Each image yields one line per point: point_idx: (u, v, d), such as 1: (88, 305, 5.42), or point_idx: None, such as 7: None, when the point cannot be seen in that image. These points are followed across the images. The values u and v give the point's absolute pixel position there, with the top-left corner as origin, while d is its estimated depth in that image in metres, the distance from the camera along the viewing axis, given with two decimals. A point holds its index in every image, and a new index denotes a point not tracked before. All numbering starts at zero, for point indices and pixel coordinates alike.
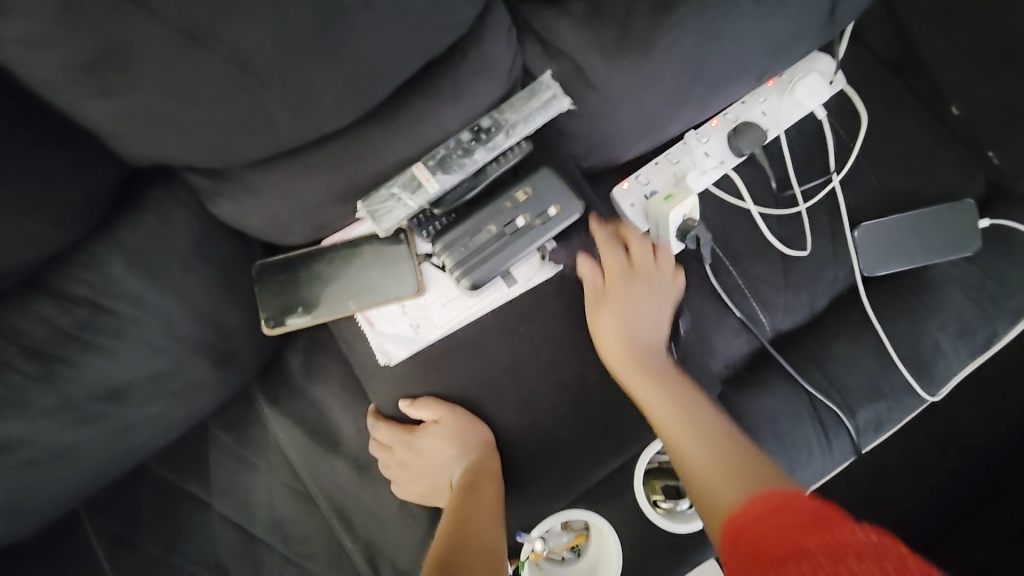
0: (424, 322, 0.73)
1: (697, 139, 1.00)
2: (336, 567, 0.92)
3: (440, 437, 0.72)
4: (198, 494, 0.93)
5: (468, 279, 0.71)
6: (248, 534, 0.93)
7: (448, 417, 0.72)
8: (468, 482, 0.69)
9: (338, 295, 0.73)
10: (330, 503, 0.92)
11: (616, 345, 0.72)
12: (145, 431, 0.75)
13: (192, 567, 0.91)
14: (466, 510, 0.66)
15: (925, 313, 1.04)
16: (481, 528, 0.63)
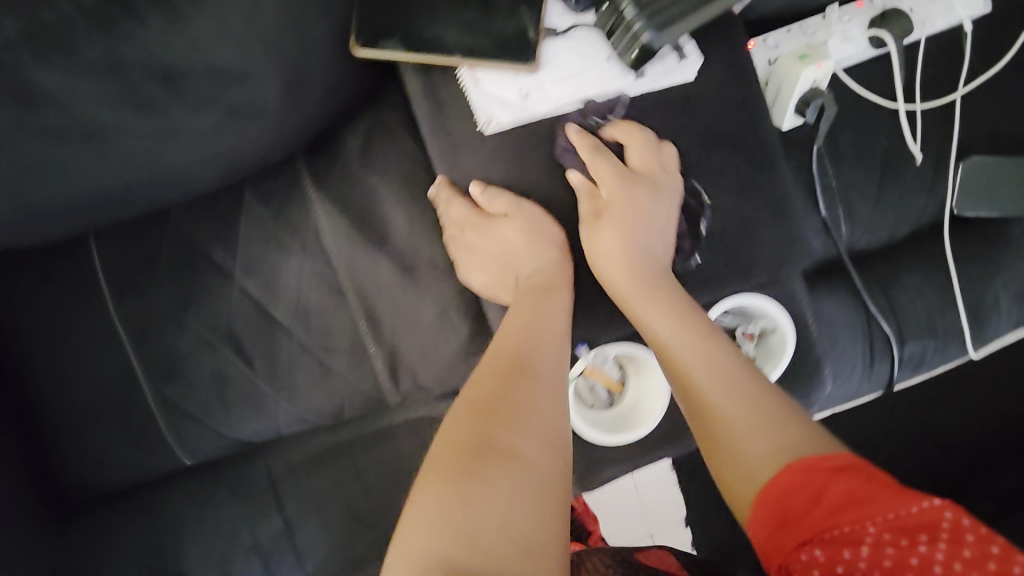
0: (536, 92, 0.63)
1: (839, 17, 0.88)
2: (353, 367, 0.87)
3: (510, 232, 0.64)
4: (221, 260, 0.86)
5: (635, 45, 0.60)
6: (266, 314, 0.87)
7: (517, 212, 0.64)
8: (534, 282, 0.63)
9: (445, 34, 0.62)
10: (359, 303, 0.86)
11: (622, 278, 0.62)
12: (186, 144, 0.66)
13: (204, 331, 0.85)
14: (528, 313, 0.61)
15: (998, 266, 1.00)
16: (535, 332, 0.59)
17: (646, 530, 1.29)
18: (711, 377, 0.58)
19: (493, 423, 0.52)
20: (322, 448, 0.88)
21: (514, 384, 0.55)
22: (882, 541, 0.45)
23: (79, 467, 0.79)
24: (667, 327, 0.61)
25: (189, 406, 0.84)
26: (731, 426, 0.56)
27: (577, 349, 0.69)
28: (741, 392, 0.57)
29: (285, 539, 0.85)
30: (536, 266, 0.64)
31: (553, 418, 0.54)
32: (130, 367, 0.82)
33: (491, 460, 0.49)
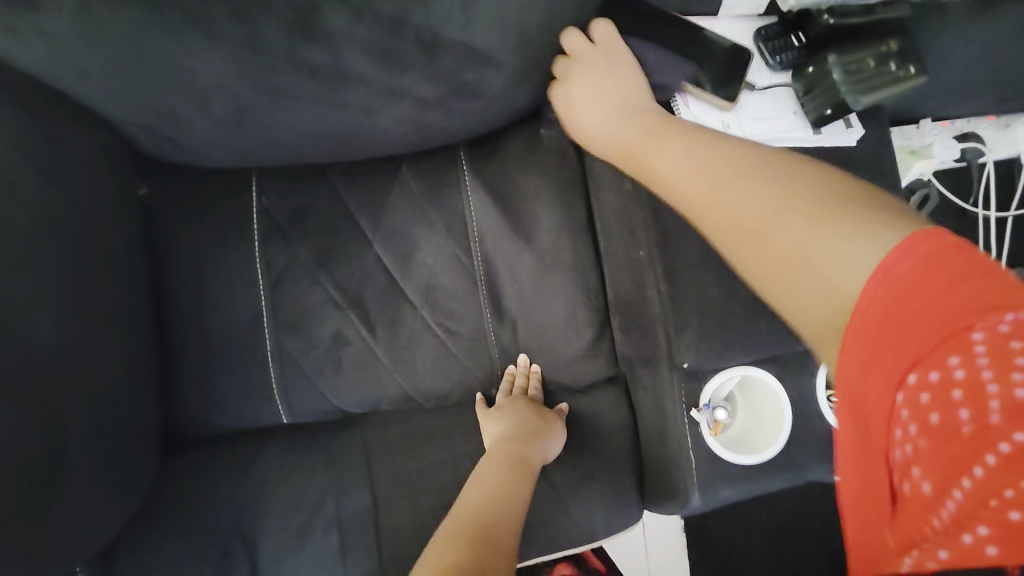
0: (735, 124, 0.75)
1: (931, 131, 1.00)
2: (470, 352, 0.89)
3: (539, 416, 0.81)
4: (364, 225, 0.88)
5: (831, 103, 0.73)
6: (397, 285, 0.88)
7: (514, 402, 0.82)
8: (507, 453, 0.76)
9: (672, 61, 0.74)
10: (489, 291, 0.89)
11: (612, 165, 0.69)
12: (403, 109, 0.73)
13: (334, 288, 0.85)
14: (511, 466, 0.75)
15: None
16: (509, 487, 0.72)
17: None
18: (795, 172, 0.47)
19: (479, 522, 0.65)
20: (422, 429, 0.86)
21: (495, 498, 0.69)
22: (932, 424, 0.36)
23: (189, 399, 0.78)
24: (719, 170, 0.51)
25: (303, 360, 0.83)
26: (812, 244, 0.43)
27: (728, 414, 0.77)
28: (798, 176, 0.47)
29: (368, 519, 0.81)
30: (517, 444, 0.77)
31: (493, 525, 0.65)
32: (259, 311, 0.82)
33: (479, 543, 0.61)
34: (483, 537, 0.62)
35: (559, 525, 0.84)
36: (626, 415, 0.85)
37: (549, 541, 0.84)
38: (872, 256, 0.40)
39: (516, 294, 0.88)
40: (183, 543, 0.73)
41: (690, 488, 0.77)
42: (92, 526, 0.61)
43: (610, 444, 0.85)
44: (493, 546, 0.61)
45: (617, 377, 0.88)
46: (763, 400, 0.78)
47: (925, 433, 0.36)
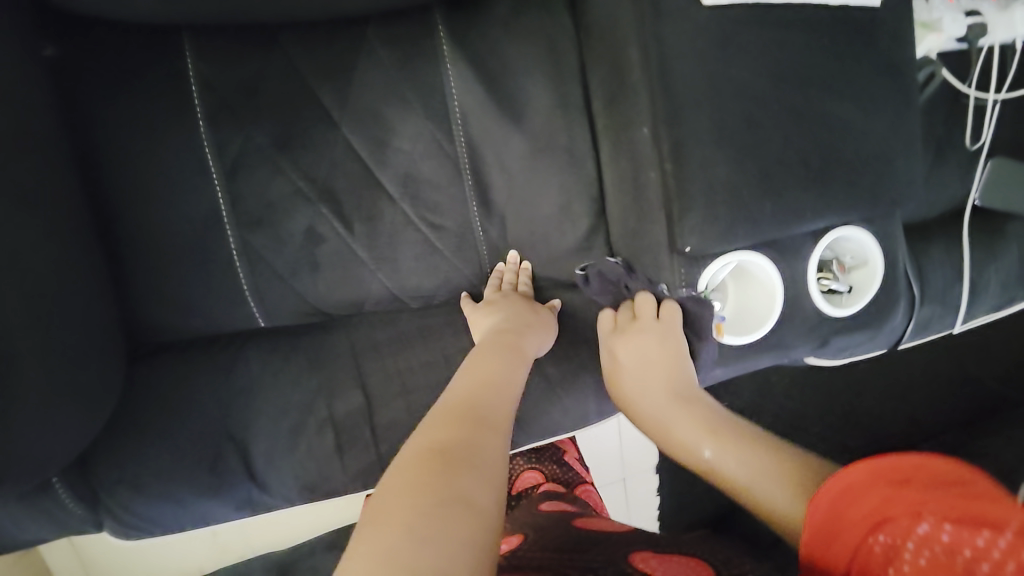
0: None
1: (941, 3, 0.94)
2: (457, 249, 0.83)
3: (531, 309, 0.78)
4: (328, 104, 0.76)
5: None
6: (372, 175, 0.79)
7: (507, 296, 0.79)
8: (503, 342, 0.70)
9: None
10: (476, 182, 0.81)
11: (641, 388, 0.73)
12: None
13: (300, 178, 0.76)
14: (506, 353, 0.68)
15: (1009, 245, 1.10)
16: (506, 369, 0.64)
17: (619, 475, 1.30)
18: (727, 427, 0.66)
19: (477, 403, 0.56)
20: (412, 328, 0.83)
21: (490, 380, 0.61)
22: (957, 532, 0.39)
23: (151, 302, 0.70)
24: (680, 416, 0.68)
25: (275, 260, 0.75)
26: (770, 494, 0.58)
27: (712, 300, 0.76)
28: (742, 442, 0.64)
29: (363, 415, 0.80)
30: (513, 335, 0.72)
31: (492, 413, 0.55)
32: (216, 204, 0.72)
33: (475, 425, 0.52)
34: (482, 419, 0.53)
35: (552, 413, 0.86)
36: None
37: (543, 429, 0.87)
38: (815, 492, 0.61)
39: (506, 183, 0.81)
40: (170, 449, 0.70)
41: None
42: (62, 433, 0.56)
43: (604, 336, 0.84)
44: (494, 427, 0.53)
45: None
46: (755, 287, 0.78)
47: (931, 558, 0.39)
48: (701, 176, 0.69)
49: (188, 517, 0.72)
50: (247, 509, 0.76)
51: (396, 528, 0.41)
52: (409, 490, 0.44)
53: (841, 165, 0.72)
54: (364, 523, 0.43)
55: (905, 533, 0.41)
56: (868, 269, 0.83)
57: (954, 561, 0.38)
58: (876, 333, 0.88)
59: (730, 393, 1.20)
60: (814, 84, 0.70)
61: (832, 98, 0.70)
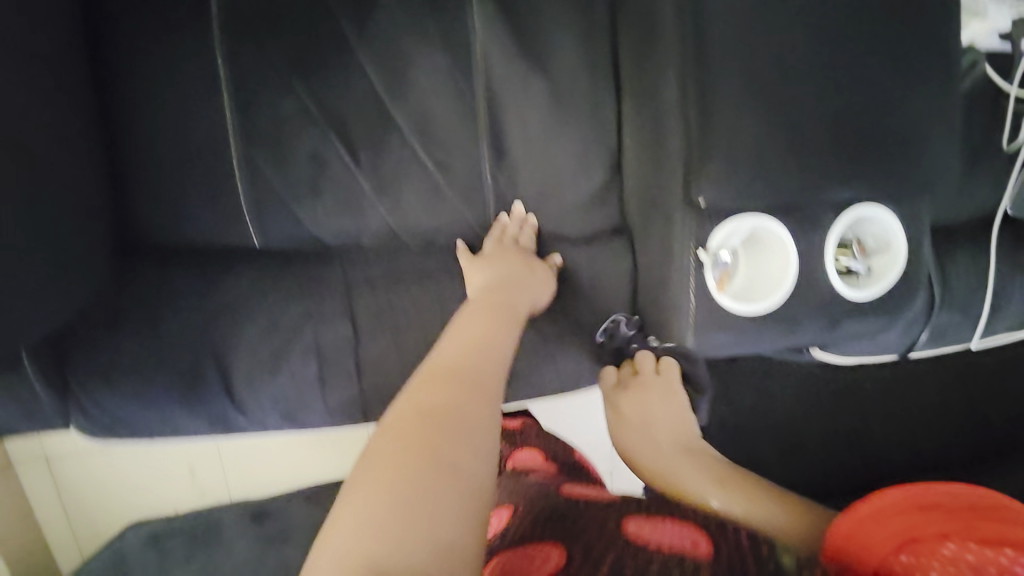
0: None
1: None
2: (465, 192, 0.80)
3: (524, 266, 0.75)
4: (346, 26, 0.74)
5: None
6: (384, 104, 0.76)
7: (504, 251, 0.77)
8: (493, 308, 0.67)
9: None
10: (489, 123, 0.78)
11: (645, 444, 0.78)
12: None
13: (310, 98, 0.73)
14: (496, 317, 0.65)
15: None
16: (495, 334, 0.61)
17: (607, 467, 1.07)
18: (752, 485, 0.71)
19: (463, 370, 0.52)
20: (409, 267, 0.81)
21: (478, 346, 0.57)
22: (981, 552, 0.44)
23: (147, 202, 0.69)
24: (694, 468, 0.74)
25: (275, 178, 0.73)
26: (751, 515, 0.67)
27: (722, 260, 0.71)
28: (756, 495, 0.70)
29: (349, 349, 0.77)
30: (505, 300, 0.69)
31: (480, 375, 0.52)
32: (222, 115, 0.70)
33: (462, 391, 0.49)
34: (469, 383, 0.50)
35: (542, 371, 0.83)
36: (625, 266, 0.81)
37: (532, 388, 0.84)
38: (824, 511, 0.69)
39: (521, 127, 0.79)
40: (150, 351, 0.69)
41: (686, 333, 0.74)
42: (42, 315, 0.54)
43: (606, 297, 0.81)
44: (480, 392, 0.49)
45: (622, 228, 0.82)
46: (769, 258, 0.75)
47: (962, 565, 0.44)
48: (727, 127, 0.65)
49: (159, 424, 0.71)
50: (220, 427, 0.74)
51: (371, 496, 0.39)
52: (393, 453, 0.42)
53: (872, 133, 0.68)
54: (345, 492, 0.40)
55: (934, 550, 0.46)
56: (888, 255, 0.79)
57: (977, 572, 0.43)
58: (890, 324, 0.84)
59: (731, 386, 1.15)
60: (853, 45, 0.67)
61: (872, 62, 0.67)
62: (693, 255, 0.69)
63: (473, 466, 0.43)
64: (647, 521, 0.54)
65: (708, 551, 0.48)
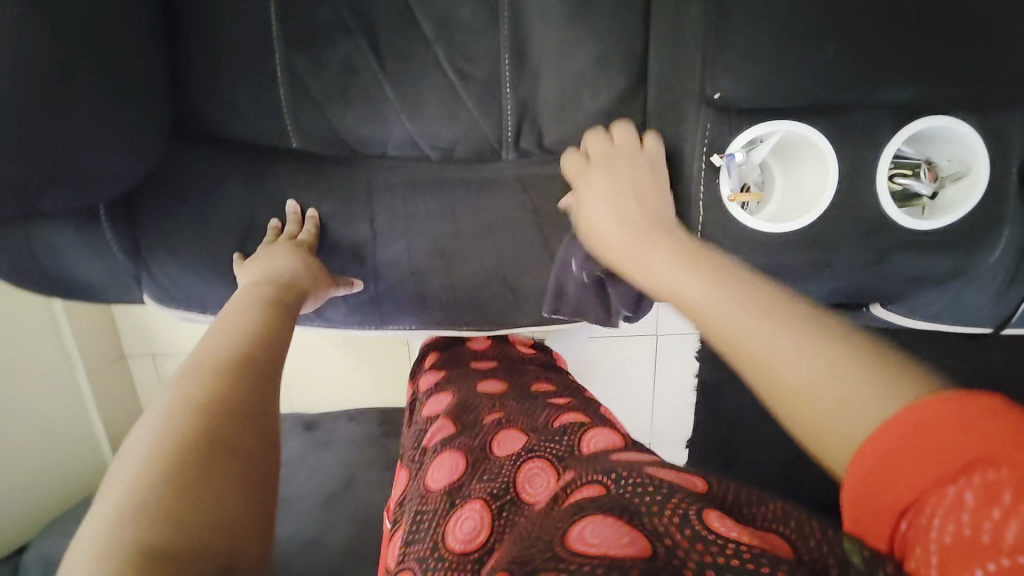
0: None
1: None
2: (483, 102, 0.81)
3: (293, 255, 0.76)
4: None
5: None
6: (412, 14, 0.79)
7: (274, 249, 0.77)
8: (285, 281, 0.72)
9: None
10: (512, 31, 0.78)
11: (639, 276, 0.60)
12: None
13: (345, 8, 0.78)
14: (286, 308, 0.67)
15: None
16: (271, 319, 0.63)
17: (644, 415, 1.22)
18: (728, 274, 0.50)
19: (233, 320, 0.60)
20: (428, 176, 0.85)
21: (259, 309, 0.64)
22: (973, 487, 0.33)
23: (206, 102, 0.79)
24: (739, 310, 0.46)
25: (312, 84, 0.80)
26: (811, 386, 0.42)
27: (737, 165, 0.67)
28: (802, 325, 0.44)
29: (368, 249, 0.85)
30: (284, 291, 0.70)
31: (265, 356, 0.55)
32: (269, 21, 0.78)
33: (239, 334, 0.57)
34: (256, 331, 0.59)
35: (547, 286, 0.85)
36: None
37: (536, 302, 0.86)
38: (873, 411, 0.39)
39: (543, 35, 0.77)
40: (200, 231, 0.80)
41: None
42: (115, 168, 0.68)
43: None
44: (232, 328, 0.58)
45: None
46: (804, 172, 0.69)
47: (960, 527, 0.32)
48: (737, 17, 0.62)
49: (205, 298, 0.82)
50: None
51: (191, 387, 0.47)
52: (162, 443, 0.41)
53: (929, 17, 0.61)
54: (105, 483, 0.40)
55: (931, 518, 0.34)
56: (965, 183, 0.67)
57: (977, 534, 0.31)
58: (958, 269, 0.71)
59: None
60: None
61: None
62: (704, 156, 0.67)
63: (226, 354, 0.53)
64: (725, 513, 0.41)
65: (792, 552, 0.37)
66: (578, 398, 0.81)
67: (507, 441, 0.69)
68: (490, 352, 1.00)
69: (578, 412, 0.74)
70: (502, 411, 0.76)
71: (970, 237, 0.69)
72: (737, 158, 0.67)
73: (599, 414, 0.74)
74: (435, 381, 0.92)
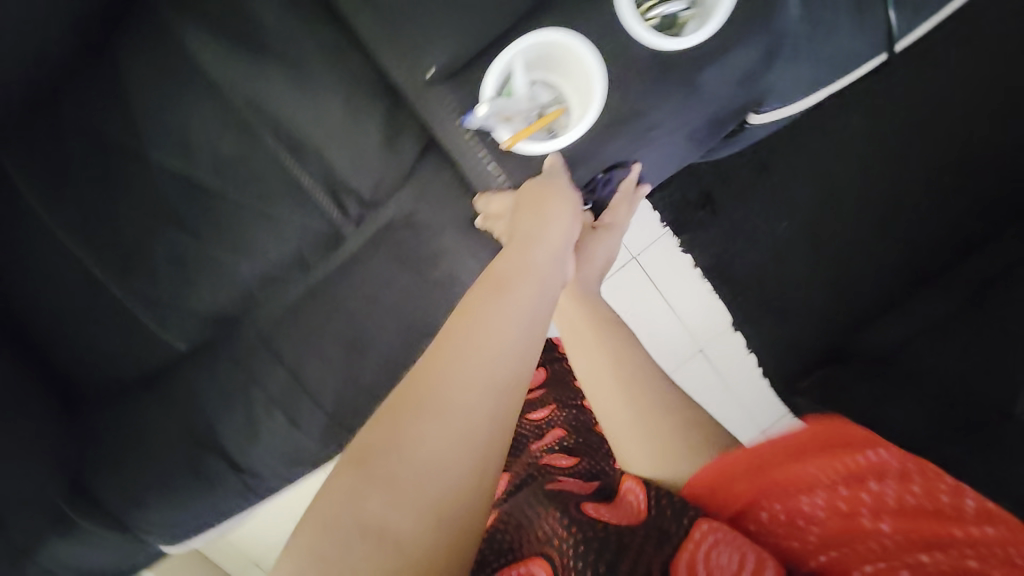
0: None
1: None
2: (296, 204, 0.83)
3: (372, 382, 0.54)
4: (128, 138, 0.80)
5: None
6: (192, 178, 0.82)
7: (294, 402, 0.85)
8: (504, 275, 0.52)
9: None
10: (273, 132, 0.80)
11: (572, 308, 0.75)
12: None
13: (139, 214, 0.81)
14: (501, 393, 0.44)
15: None
16: (475, 348, 0.45)
17: None
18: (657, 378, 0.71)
19: (486, 327, 0.47)
20: (299, 294, 0.87)
21: (539, 292, 0.51)
22: (854, 494, 0.56)
23: (86, 364, 0.82)
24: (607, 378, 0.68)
25: (156, 290, 0.83)
26: (666, 458, 0.64)
27: (498, 105, 0.64)
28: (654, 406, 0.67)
29: (295, 386, 0.87)
30: (511, 332, 0.47)
31: (442, 465, 0.40)
32: (87, 268, 0.80)
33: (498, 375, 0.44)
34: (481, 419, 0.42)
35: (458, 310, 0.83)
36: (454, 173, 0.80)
37: None
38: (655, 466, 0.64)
39: (296, 118, 0.78)
40: (153, 470, 0.82)
41: None
42: None
43: (458, 212, 0.81)
44: (492, 375, 0.44)
45: (432, 141, 0.80)
46: (566, 72, 0.68)
47: (836, 513, 0.55)
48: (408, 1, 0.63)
49: (201, 514, 0.86)
50: (247, 493, 0.88)
51: (416, 478, 0.39)
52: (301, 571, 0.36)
53: None
54: (318, 491, 0.41)
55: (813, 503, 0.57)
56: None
57: (852, 523, 0.54)
58: (773, 46, 0.69)
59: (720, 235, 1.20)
60: None
61: None
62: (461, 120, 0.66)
63: (482, 443, 0.42)
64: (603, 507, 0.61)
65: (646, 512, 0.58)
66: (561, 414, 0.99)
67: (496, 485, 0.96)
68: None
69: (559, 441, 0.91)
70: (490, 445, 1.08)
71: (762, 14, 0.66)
72: (493, 98, 0.64)
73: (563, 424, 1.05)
74: None
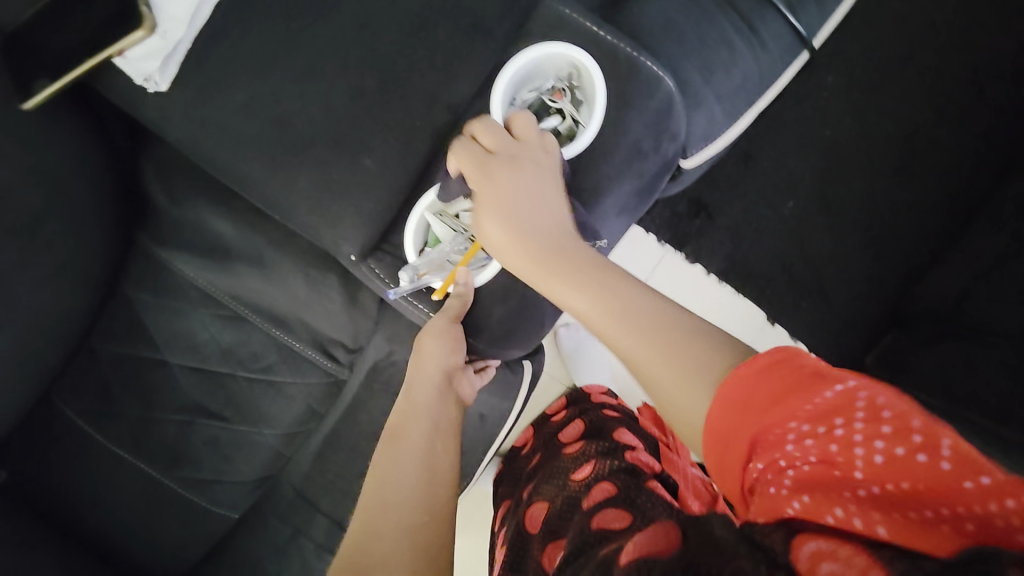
0: (169, 22, 0.66)
1: None
2: (293, 367, 0.93)
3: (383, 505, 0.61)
4: (149, 354, 0.92)
5: None
6: (206, 371, 0.93)
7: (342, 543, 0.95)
8: (400, 421, 0.66)
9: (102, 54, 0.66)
10: (259, 314, 0.90)
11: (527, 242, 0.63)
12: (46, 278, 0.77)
13: (170, 415, 0.92)
14: (430, 484, 0.61)
15: None
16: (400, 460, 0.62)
17: None
18: (677, 319, 0.55)
19: (397, 458, 0.62)
20: (320, 441, 0.96)
21: (435, 387, 0.67)
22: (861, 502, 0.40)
23: (167, 552, 0.95)
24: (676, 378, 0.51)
25: (203, 475, 0.94)
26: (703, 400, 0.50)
27: (422, 266, 0.68)
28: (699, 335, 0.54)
29: (338, 528, 0.96)
30: (420, 458, 0.62)
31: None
32: (147, 472, 0.93)
33: (414, 468, 0.61)
34: (429, 487, 0.60)
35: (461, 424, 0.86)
36: None
37: (466, 439, 0.88)
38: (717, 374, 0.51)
39: (273, 298, 0.89)
40: None
41: (494, 303, 0.73)
42: None
43: None
44: (419, 458, 0.62)
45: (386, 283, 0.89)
46: None
47: (822, 498, 0.40)
48: (324, 197, 0.70)
49: None
50: None
51: None
52: None
53: (414, 70, 0.70)
54: None
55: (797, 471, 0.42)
56: (592, 81, 0.69)
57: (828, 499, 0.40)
58: (663, 112, 0.72)
59: (695, 244, 1.44)
60: (353, 50, 0.69)
61: (375, 41, 0.69)
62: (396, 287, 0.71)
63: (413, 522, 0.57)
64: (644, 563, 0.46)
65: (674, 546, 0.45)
66: (599, 460, 0.94)
67: (549, 555, 0.79)
68: (535, 455, 1.15)
69: (604, 489, 0.86)
70: (541, 518, 0.89)
71: (635, 99, 0.71)
72: (415, 259, 0.69)
73: (612, 479, 0.88)
74: (504, 518, 1.07)
